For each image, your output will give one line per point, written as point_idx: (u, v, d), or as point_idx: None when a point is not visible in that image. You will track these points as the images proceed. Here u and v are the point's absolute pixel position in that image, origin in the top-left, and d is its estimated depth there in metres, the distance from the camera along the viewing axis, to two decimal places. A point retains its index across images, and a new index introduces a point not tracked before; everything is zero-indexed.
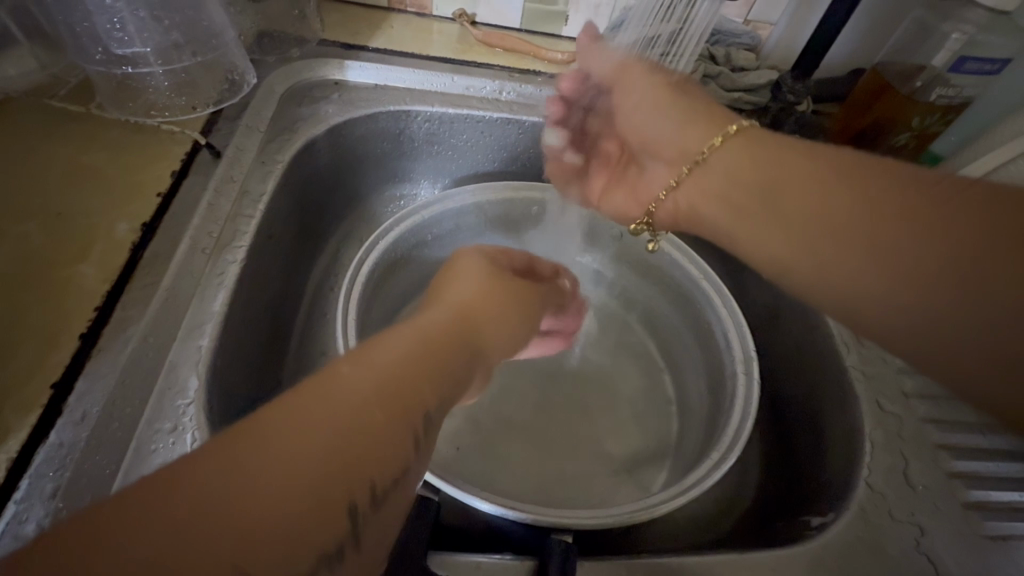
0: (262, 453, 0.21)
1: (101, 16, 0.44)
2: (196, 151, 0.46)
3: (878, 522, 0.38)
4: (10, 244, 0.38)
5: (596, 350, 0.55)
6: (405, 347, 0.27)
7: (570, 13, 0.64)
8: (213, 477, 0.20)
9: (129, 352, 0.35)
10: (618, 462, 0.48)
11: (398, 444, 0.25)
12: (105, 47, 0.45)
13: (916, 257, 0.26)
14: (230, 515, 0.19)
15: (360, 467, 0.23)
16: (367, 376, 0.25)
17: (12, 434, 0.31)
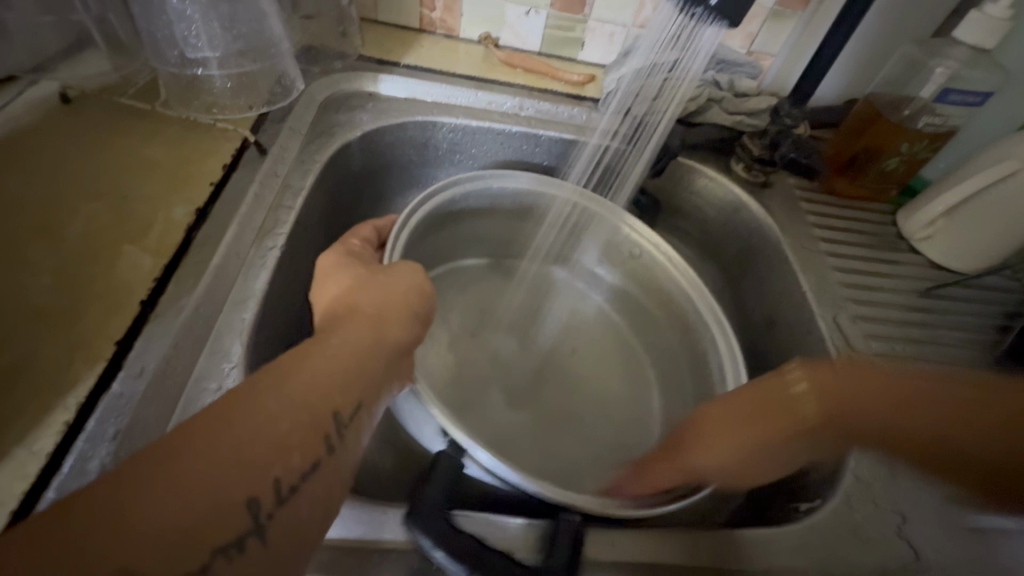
0: (225, 437, 0.25)
1: (179, 24, 0.50)
2: (245, 147, 0.51)
3: (862, 509, 0.41)
4: (81, 220, 0.42)
5: (589, 344, 0.61)
6: (335, 364, 0.31)
7: (586, 40, 0.70)
8: (200, 444, 0.25)
9: (184, 318, 0.39)
10: (604, 442, 0.53)
11: (305, 440, 0.28)
12: (180, 51, 0.51)
13: (906, 414, 0.34)
14: (180, 484, 0.23)
15: (296, 442, 0.28)
16: (306, 387, 0.29)
17: (81, 382, 0.34)
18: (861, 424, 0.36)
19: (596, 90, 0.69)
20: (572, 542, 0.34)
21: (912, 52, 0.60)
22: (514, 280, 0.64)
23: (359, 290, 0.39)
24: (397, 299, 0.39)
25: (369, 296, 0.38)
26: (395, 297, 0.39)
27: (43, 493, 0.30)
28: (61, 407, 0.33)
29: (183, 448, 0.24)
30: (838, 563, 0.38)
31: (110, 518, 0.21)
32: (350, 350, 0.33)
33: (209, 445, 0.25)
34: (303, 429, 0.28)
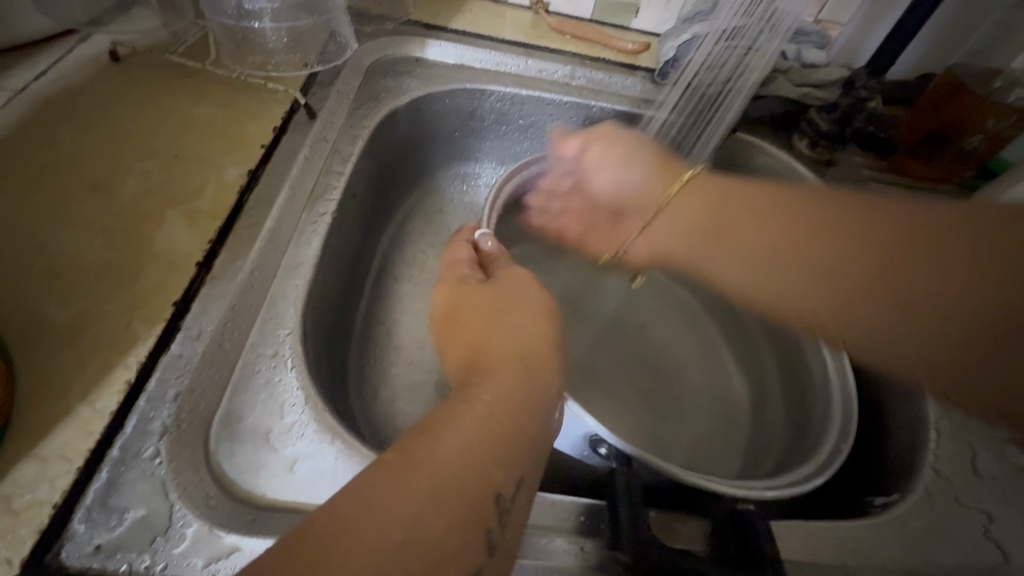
0: (406, 490, 0.24)
1: None
2: (294, 109, 0.49)
3: (945, 506, 0.38)
4: (137, 179, 0.42)
5: (665, 329, 0.60)
6: (483, 420, 0.28)
7: (641, 5, 0.66)
8: (381, 502, 0.24)
9: (239, 282, 0.38)
10: (699, 435, 0.52)
11: (467, 520, 0.25)
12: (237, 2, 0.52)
13: (852, 270, 0.43)
14: (373, 538, 0.22)
15: (467, 502, 0.25)
16: (462, 447, 0.27)
17: (141, 342, 0.34)
18: (831, 272, 0.44)
19: (651, 59, 0.65)
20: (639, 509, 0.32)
21: None
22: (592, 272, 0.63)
23: (494, 309, 0.38)
24: (531, 325, 0.37)
25: (502, 322, 0.37)
26: (524, 329, 0.36)
27: (108, 452, 0.30)
28: (122, 366, 0.32)
29: (369, 503, 0.24)
30: (920, 562, 0.35)
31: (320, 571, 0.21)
32: (502, 400, 0.30)
33: (392, 499, 0.24)
34: (459, 508, 0.25)
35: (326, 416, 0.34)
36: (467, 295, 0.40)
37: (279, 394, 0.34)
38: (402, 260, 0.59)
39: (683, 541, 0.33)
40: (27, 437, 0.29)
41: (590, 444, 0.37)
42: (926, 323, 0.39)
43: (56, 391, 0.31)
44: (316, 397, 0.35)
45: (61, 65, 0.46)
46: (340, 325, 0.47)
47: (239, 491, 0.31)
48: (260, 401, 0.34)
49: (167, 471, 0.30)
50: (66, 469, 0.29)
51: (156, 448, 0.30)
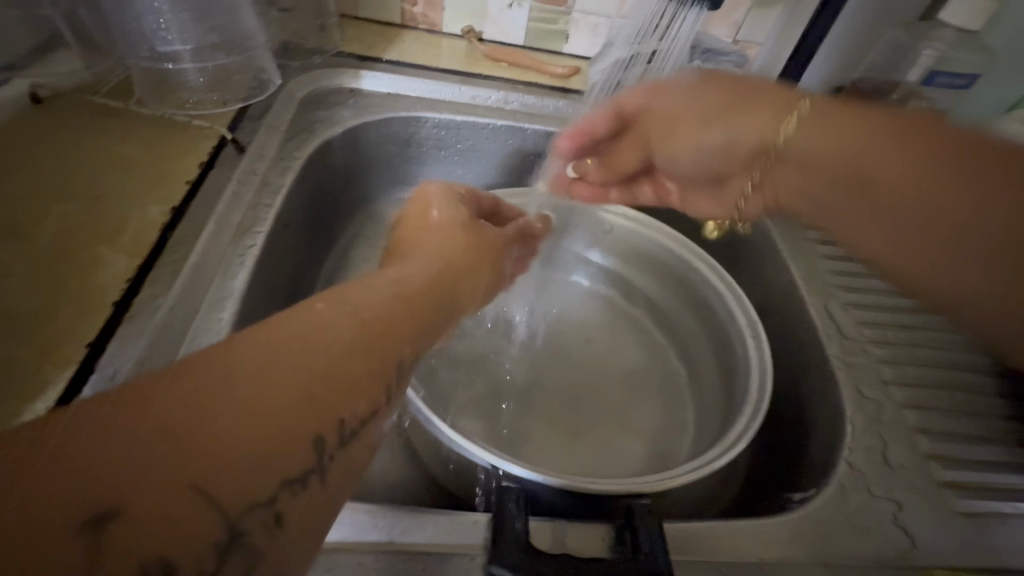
0: (239, 379, 0.22)
1: (148, 17, 0.51)
2: (222, 145, 0.50)
3: (857, 498, 0.40)
4: (53, 220, 0.41)
5: (605, 337, 0.61)
6: (343, 320, 0.26)
7: (570, 32, 0.69)
8: (217, 389, 0.21)
9: (158, 320, 0.38)
10: (636, 442, 0.52)
11: (307, 425, 0.23)
12: (152, 45, 0.51)
13: (911, 216, 0.38)
14: (237, 394, 0.22)
15: (316, 402, 0.23)
16: (323, 342, 0.25)
17: (49, 387, 0.33)
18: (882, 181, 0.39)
19: (582, 82, 0.68)
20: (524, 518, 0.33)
21: (898, 36, 0.59)
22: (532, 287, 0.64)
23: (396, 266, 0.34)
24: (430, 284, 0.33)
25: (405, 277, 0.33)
26: (419, 277, 0.33)
27: None
28: (30, 412, 0.32)
29: (199, 384, 0.21)
30: (833, 553, 0.37)
31: (133, 472, 0.19)
32: (375, 320, 0.28)
33: (232, 387, 0.22)
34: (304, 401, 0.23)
35: None
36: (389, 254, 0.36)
37: None
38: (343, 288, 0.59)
39: (590, 544, 0.34)
40: None
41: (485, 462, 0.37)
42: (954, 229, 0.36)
43: None
44: None
45: None
46: None
47: None
48: None
49: None
50: None
51: None
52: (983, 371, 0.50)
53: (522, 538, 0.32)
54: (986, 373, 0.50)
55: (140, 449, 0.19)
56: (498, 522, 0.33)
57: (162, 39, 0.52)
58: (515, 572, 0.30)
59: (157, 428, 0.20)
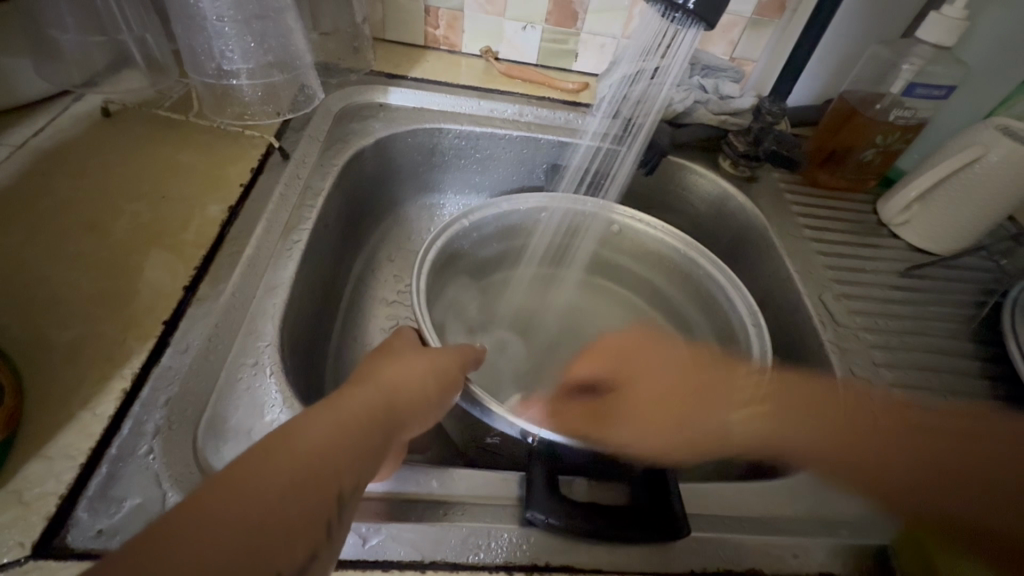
0: (314, 425, 0.29)
1: (217, 40, 0.54)
2: (270, 152, 0.55)
3: (850, 465, 0.44)
4: (127, 217, 0.47)
5: (616, 330, 0.65)
6: (342, 417, 0.30)
7: (579, 51, 0.75)
8: (301, 437, 0.28)
9: (222, 303, 0.43)
10: None
11: (315, 513, 0.26)
12: (216, 63, 0.56)
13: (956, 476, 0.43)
14: (256, 484, 0.25)
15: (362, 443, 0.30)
16: (326, 439, 0.29)
17: (133, 356, 0.38)
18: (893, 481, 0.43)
19: (590, 96, 0.74)
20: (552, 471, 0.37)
21: (881, 52, 0.64)
22: (547, 286, 0.68)
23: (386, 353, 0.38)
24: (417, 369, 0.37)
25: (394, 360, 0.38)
26: (375, 397, 0.33)
27: (107, 450, 0.34)
28: (119, 377, 0.37)
29: (236, 479, 0.25)
30: (829, 511, 0.41)
31: (228, 504, 0.24)
32: (395, 388, 0.35)
33: (313, 433, 0.29)
34: (308, 495, 0.26)
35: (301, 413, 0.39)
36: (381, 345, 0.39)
37: (259, 397, 0.39)
38: (374, 283, 0.64)
39: (608, 498, 0.39)
40: (33, 440, 0.33)
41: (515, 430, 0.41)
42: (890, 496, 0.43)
43: (60, 400, 0.35)
44: (292, 399, 0.39)
45: (57, 123, 0.52)
46: (316, 342, 0.52)
47: None
48: (242, 404, 0.38)
49: (159, 464, 0.34)
50: (70, 465, 0.33)
51: (150, 446, 0.34)
52: (968, 356, 0.54)
53: (552, 489, 0.36)
54: (971, 359, 0.54)
55: (182, 537, 0.22)
56: (531, 477, 0.37)
57: (226, 58, 0.56)
58: (547, 515, 0.34)
59: (192, 516, 0.23)
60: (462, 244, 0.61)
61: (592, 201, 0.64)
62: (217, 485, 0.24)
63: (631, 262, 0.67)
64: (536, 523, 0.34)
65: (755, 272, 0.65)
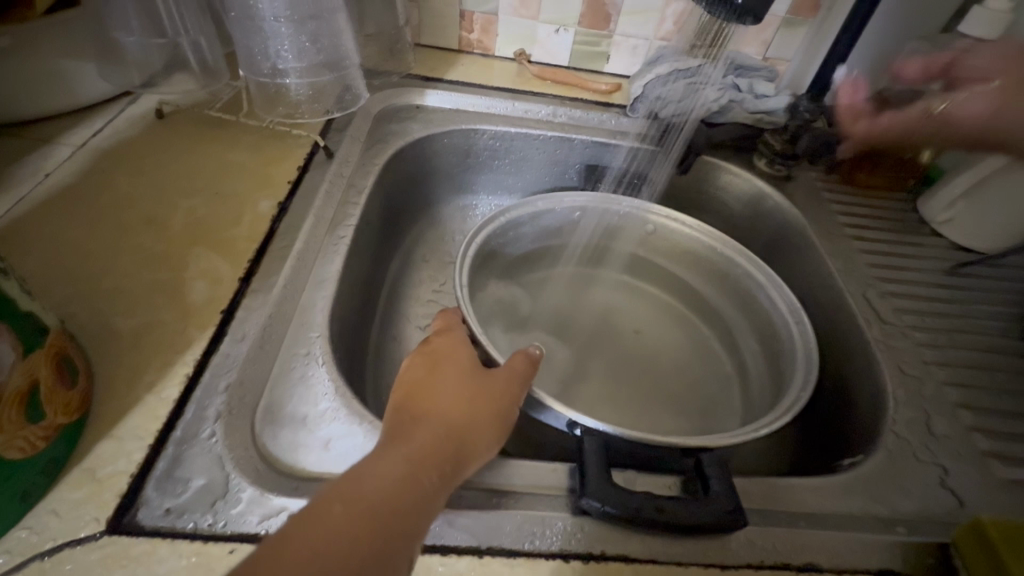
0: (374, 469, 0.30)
1: (274, 40, 0.56)
2: (315, 151, 0.57)
3: (904, 462, 0.43)
4: (183, 212, 0.48)
5: (652, 328, 0.65)
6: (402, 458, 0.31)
7: (612, 53, 0.76)
8: (364, 482, 0.29)
9: (275, 294, 0.44)
10: (686, 423, 0.56)
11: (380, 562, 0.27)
12: (272, 62, 0.58)
13: None
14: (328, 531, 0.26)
15: (422, 480, 0.31)
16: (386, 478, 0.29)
17: (194, 344, 0.39)
18: None
19: (623, 97, 0.75)
20: (603, 461, 0.37)
21: (921, 48, 0.64)
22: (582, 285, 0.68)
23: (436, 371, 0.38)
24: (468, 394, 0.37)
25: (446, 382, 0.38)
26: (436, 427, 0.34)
27: (172, 432, 0.35)
28: (181, 363, 0.38)
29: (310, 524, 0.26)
30: (885, 508, 0.40)
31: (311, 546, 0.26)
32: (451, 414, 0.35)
33: (370, 478, 0.29)
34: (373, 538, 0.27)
35: (353, 402, 0.39)
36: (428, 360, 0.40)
37: (313, 386, 0.40)
38: (410, 282, 0.65)
39: (658, 489, 0.38)
40: (104, 422, 0.34)
41: (562, 422, 0.41)
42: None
43: (127, 384, 0.36)
44: (344, 388, 0.40)
45: (115, 123, 0.54)
46: (359, 336, 0.52)
47: (282, 465, 0.35)
48: (297, 391, 0.39)
49: (222, 447, 0.35)
50: (138, 446, 0.34)
51: (213, 429, 0.35)
52: (1022, 356, 0.53)
53: (607, 479, 0.36)
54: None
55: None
56: (583, 467, 0.36)
57: (280, 57, 0.58)
58: (604, 503, 0.34)
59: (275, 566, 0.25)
60: (499, 243, 0.61)
61: (628, 201, 0.64)
62: (291, 530, 0.26)
63: (666, 262, 0.67)
64: (591, 511, 0.34)
65: (793, 271, 0.65)
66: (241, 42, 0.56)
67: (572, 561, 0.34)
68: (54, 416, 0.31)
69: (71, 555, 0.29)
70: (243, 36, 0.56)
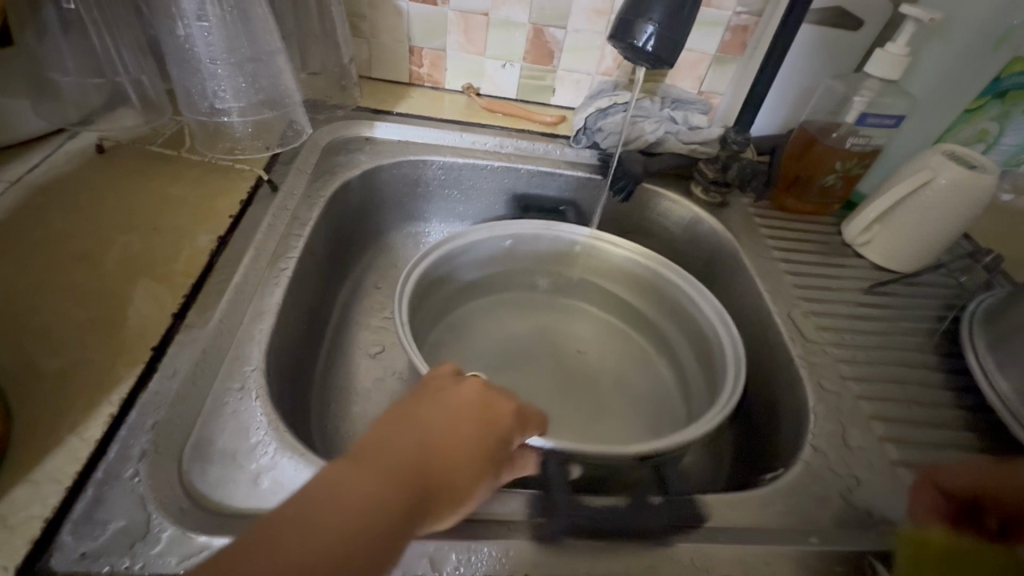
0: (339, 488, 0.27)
1: (211, 81, 0.56)
2: (258, 184, 0.57)
3: (821, 474, 0.45)
4: (119, 247, 0.49)
5: (597, 348, 0.67)
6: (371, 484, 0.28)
7: (556, 86, 0.79)
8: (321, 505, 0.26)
9: (209, 329, 0.44)
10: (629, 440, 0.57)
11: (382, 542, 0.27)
12: (210, 102, 0.58)
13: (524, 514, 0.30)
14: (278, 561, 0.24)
15: (435, 485, 0.30)
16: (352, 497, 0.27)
17: (121, 382, 0.39)
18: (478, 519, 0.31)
19: (567, 128, 0.78)
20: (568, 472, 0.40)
21: (835, 85, 0.69)
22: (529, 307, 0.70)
23: (462, 425, 0.33)
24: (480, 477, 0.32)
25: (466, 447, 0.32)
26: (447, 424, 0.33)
27: (93, 474, 0.34)
28: (107, 402, 0.38)
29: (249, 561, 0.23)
30: (800, 519, 0.42)
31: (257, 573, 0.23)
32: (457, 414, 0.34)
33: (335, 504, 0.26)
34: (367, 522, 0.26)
35: (286, 435, 0.40)
36: (452, 406, 0.34)
37: (244, 421, 0.40)
38: (359, 310, 0.65)
39: (586, 511, 0.39)
40: (20, 465, 0.34)
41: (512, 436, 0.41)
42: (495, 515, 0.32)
43: (48, 426, 0.36)
44: (277, 422, 0.40)
45: (52, 159, 0.54)
46: (302, 367, 0.53)
47: (209, 502, 0.35)
48: (227, 427, 0.39)
49: (145, 487, 0.35)
50: (56, 489, 0.33)
51: (136, 469, 0.35)
52: (933, 368, 0.56)
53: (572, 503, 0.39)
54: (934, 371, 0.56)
55: None
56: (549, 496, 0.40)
57: (218, 96, 0.58)
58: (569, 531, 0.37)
59: None
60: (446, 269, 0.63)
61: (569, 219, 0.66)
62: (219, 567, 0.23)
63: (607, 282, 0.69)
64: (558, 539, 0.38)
65: (728, 293, 0.68)
66: (178, 82, 0.57)
67: None
68: None
69: None
70: (180, 76, 0.56)
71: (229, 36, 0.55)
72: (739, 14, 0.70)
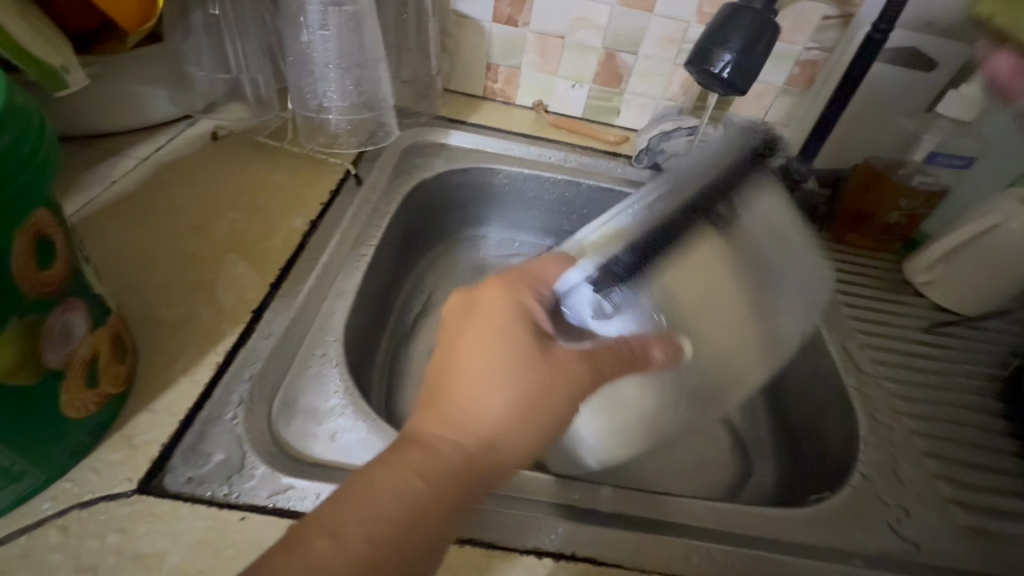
0: (385, 482, 0.30)
1: (321, 83, 0.63)
2: (346, 178, 0.63)
3: (867, 499, 0.45)
4: (227, 221, 0.55)
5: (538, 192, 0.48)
6: (414, 475, 0.31)
7: (623, 108, 0.82)
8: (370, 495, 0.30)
9: (299, 301, 0.49)
10: None
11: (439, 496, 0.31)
12: (318, 101, 0.64)
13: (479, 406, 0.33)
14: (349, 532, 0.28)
15: (476, 450, 0.33)
16: (403, 481, 0.31)
17: (226, 336, 0.44)
18: (498, 422, 0.34)
19: (630, 148, 0.80)
20: None
21: None
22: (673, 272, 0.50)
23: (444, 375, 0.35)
24: (523, 383, 0.34)
25: (462, 406, 0.34)
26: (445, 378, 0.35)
27: (200, 412, 0.39)
28: (214, 352, 0.43)
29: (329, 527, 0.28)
30: (843, 540, 0.42)
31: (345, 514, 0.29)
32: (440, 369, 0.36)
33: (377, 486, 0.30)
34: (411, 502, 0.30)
35: (358, 401, 0.43)
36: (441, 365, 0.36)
37: (323, 382, 0.44)
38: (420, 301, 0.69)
39: (632, 507, 0.41)
40: (144, 395, 0.40)
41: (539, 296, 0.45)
42: (513, 405, 0.33)
43: (164, 367, 0.41)
44: (352, 387, 0.44)
45: (176, 141, 0.62)
46: (368, 346, 0.56)
47: (293, 451, 0.39)
48: (311, 386, 0.43)
49: (242, 428, 0.39)
50: (172, 420, 0.38)
51: (235, 412, 0.40)
52: (997, 416, 0.54)
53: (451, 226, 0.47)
54: (997, 416, 0.54)
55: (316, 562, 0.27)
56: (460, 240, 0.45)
57: (325, 95, 0.64)
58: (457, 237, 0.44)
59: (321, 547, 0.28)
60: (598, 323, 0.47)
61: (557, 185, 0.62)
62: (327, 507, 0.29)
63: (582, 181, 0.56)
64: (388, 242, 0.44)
65: None
66: (292, 81, 0.64)
67: (543, 558, 0.37)
68: (105, 385, 0.36)
69: (104, 507, 0.34)
70: (296, 79, 0.63)
71: (342, 44, 0.61)
72: (810, 49, 0.70)
